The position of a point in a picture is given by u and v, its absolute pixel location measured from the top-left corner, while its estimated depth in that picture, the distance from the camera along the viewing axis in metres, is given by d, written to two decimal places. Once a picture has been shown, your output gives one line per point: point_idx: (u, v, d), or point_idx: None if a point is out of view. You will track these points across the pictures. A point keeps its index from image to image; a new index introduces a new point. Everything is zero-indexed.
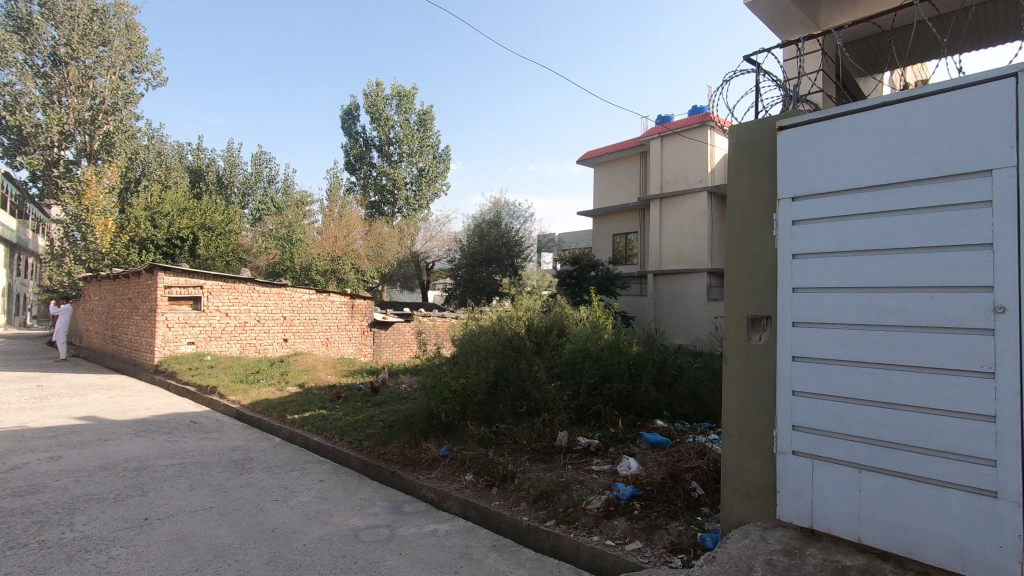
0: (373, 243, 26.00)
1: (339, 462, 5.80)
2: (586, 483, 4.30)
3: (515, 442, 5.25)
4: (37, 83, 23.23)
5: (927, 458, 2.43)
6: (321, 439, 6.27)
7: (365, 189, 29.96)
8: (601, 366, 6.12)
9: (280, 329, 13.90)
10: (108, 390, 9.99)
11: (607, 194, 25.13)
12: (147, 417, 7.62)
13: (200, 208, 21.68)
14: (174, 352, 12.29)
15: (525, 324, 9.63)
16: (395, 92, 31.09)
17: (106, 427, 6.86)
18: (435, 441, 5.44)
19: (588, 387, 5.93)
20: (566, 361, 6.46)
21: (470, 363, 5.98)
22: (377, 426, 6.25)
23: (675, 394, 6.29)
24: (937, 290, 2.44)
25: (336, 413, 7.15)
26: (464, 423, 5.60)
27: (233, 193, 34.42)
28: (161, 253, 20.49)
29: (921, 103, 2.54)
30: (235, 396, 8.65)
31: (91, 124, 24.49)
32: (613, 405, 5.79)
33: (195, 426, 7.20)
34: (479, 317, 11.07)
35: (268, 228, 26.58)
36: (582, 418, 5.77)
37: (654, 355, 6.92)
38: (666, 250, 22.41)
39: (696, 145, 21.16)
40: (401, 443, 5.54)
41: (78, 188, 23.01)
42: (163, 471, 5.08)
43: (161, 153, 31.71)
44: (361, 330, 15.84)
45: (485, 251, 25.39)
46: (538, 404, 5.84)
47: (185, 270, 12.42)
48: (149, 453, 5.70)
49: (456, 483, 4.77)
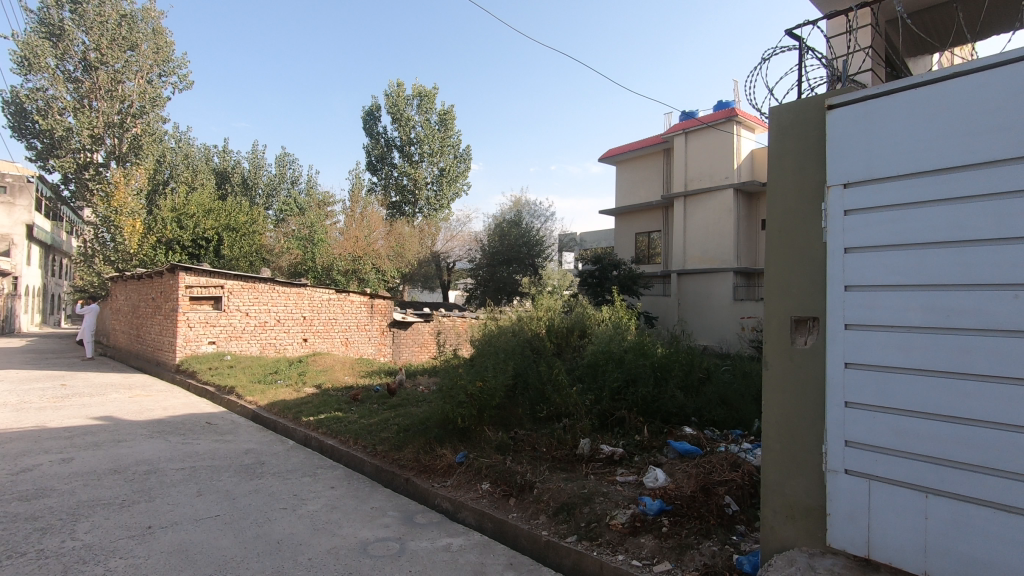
0: (393, 242, 26.06)
1: (352, 467, 5.62)
2: (610, 496, 4.01)
3: (534, 449, 5.00)
4: (68, 88, 23.80)
5: (1007, 483, 2.11)
6: (335, 443, 6.11)
7: (386, 189, 30.00)
8: (625, 369, 5.77)
9: (299, 329, 13.87)
10: (129, 389, 10.02)
11: (630, 192, 24.69)
12: (163, 418, 7.56)
13: (225, 209, 21.90)
14: (195, 352, 12.33)
15: (546, 325, 9.33)
16: (416, 92, 31.08)
17: (122, 428, 6.79)
18: (451, 447, 5.23)
19: (611, 392, 5.60)
20: (589, 364, 6.18)
21: (488, 364, 5.73)
22: (392, 430, 6.06)
23: (705, 400, 5.93)
24: (1022, 289, 2.11)
25: (351, 416, 7.00)
26: (481, 428, 5.37)
27: (258, 194, 34.87)
28: (186, 253, 20.76)
29: (997, 74, 2.21)
30: (253, 397, 8.56)
31: (120, 128, 24.95)
32: (638, 411, 5.46)
33: (210, 427, 7.10)
34: (498, 317, 10.84)
35: (291, 229, 26.82)
36: (605, 425, 5.47)
37: (681, 358, 6.58)
38: (690, 249, 21.91)
39: (721, 141, 20.63)
40: (416, 449, 5.35)
41: (108, 190, 23.52)
42: (173, 475, 4.96)
43: (188, 155, 32.31)
44: (381, 330, 15.77)
45: (506, 251, 25.15)
46: (558, 408, 5.58)
47: (206, 270, 12.45)
48: (161, 455, 5.59)
49: (472, 493, 4.53)
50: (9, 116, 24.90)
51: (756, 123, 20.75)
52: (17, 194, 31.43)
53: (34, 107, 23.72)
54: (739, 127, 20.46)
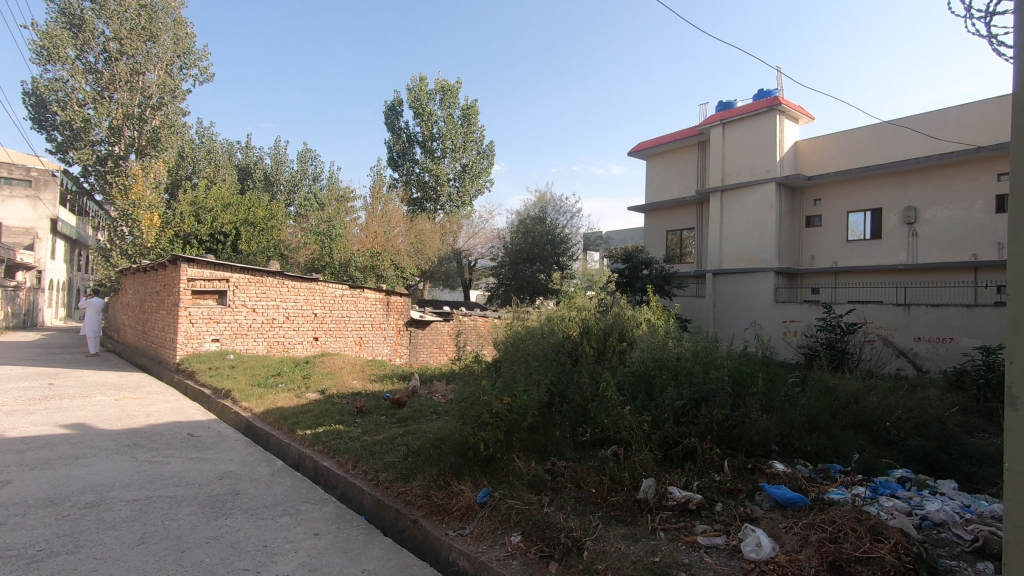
0: (414, 239, 25.22)
1: (350, 499, 4.59)
2: (695, 572, 2.83)
3: (578, 488, 3.85)
4: (88, 80, 23.39)
5: None
6: (331, 465, 5.08)
7: (408, 185, 29.21)
8: (692, 386, 4.54)
9: (309, 326, 12.90)
10: (118, 390, 9.14)
11: (662, 186, 23.36)
12: (141, 427, 6.57)
13: (244, 203, 21.15)
14: (197, 350, 11.48)
15: (579, 326, 8.08)
16: (439, 86, 30.13)
17: (88, 441, 5.81)
18: (471, 482, 4.08)
19: (674, 414, 4.36)
20: (639, 376, 5.05)
21: (519, 378, 4.60)
22: (399, 453, 5.00)
23: (792, 420, 4.69)
24: None
25: (354, 430, 5.95)
26: (509, 458, 4.23)
27: (279, 190, 34.38)
28: (204, 248, 20.11)
29: None
30: (248, 404, 7.56)
31: (140, 120, 24.42)
32: (711, 440, 4.19)
33: (190, 440, 6.07)
34: (524, 318, 9.60)
35: (310, 224, 26.06)
36: (668, 457, 4.20)
37: (755, 370, 5.34)
38: (727, 247, 20.43)
39: (763, 131, 19.23)
40: (427, 481, 4.23)
41: (125, 183, 23.05)
42: (120, 511, 3.91)
43: (211, 151, 31.93)
44: (397, 329, 14.63)
45: (529, 248, 23.89)
46: (607, 432, 4.40)
47: (209, 261, 11.60)
48: (116, 480, 4.55)
49: (498, 550, 3.38)
50: (29, 108, 24.59)
51: (800, 113, 19.28)
52: (42, 188, 31.23)
53: (54, 99, 23.41)
54: (783, 117, 19.02)
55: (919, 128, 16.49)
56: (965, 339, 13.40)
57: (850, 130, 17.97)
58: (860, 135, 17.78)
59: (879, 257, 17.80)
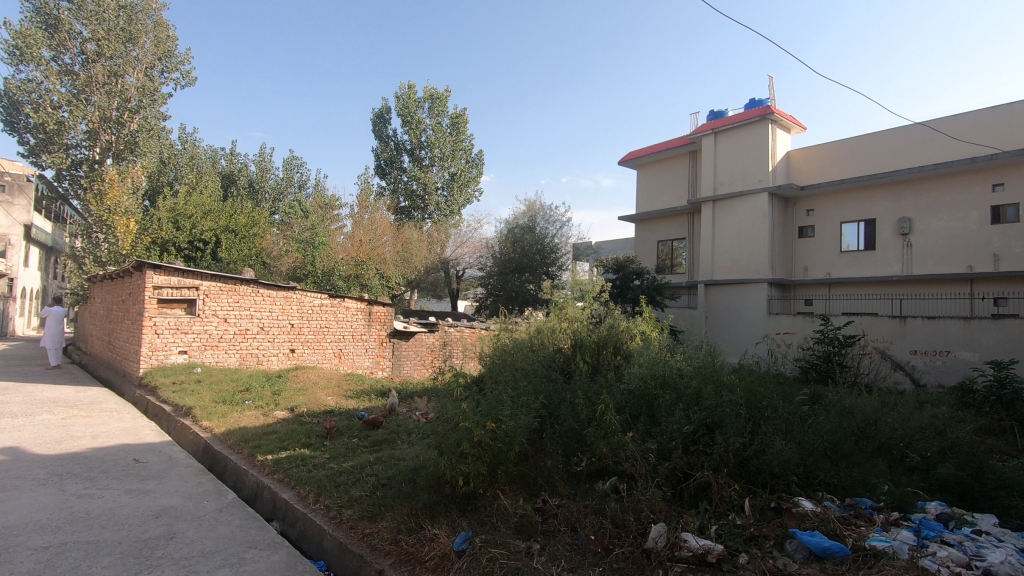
0: (400, 248, 24.55)
1: (310, 539, 3.97)
2: None
3: (575, 533, 3.27)
4: (63, 82, 22.57)
5: None
6: (291, 498, 4.45)
7: (395, 193, 28.66)
8: (703, 408, 3.96)
9: (285, 337, 12.20)
10: (69, 407, 8.36)
11: (652, 195, 22.99)
12: (82, 451, 5.85)
13: (225, 210, 20.40)
14: (163, 362, 10.75)
15: (571, 339, 7.51)
16: (427, 94, 29.70)
17: (14, 469, 5.09)
18: (447, 524, 3.48)
19: (683, 442, 3.77)
20: (637, 396, 4.50)
21: (505, 400, 4.00)
22: (367, 485, 4.37)
23: (814, 447, 4.14)
24: None
25: (320, 456, 5.30)
26: (493, 494, 3.62)
27: (264, 198, 33.60)
28: (182, 256, 19.32)
29: None
30: (208, 423, 6.87)
31: (117, 124, 23.46)
32: (727, 473, 3.61)
33: (134, 467, 5.38)
34: (512, 330, 9.03)
35: (294, 232, 25.26)
36: (678, 493, 3.61)
37: (768, 389, 4.80)
38: (720, 257, 20.01)
39: (755, 140, 18.94)
40: (396, 522, 3.61)
41: (100, 188, 22.13)
42: (21, 564, 3.23)
43: (194, 157, 31.11)
44: (379, 341, 13.96)
45: (519, 258, 23.33)
46: (607, 463, 3.80)
47: (178, 269, 10.91)
48: (30, 521, 3.87)
49: None
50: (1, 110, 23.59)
51: (792, 123, 19.06)
52: (15, 193, 30.07)
53: (27, 101, 22.51)
54: (775, 125, 18.74)
55: (912, 139, 16.30)
56: (963, 353, 13.02)
57: (843, 139, 17.75)
58: (854, 144, 17.54)
59: (874, 268, 17.45)
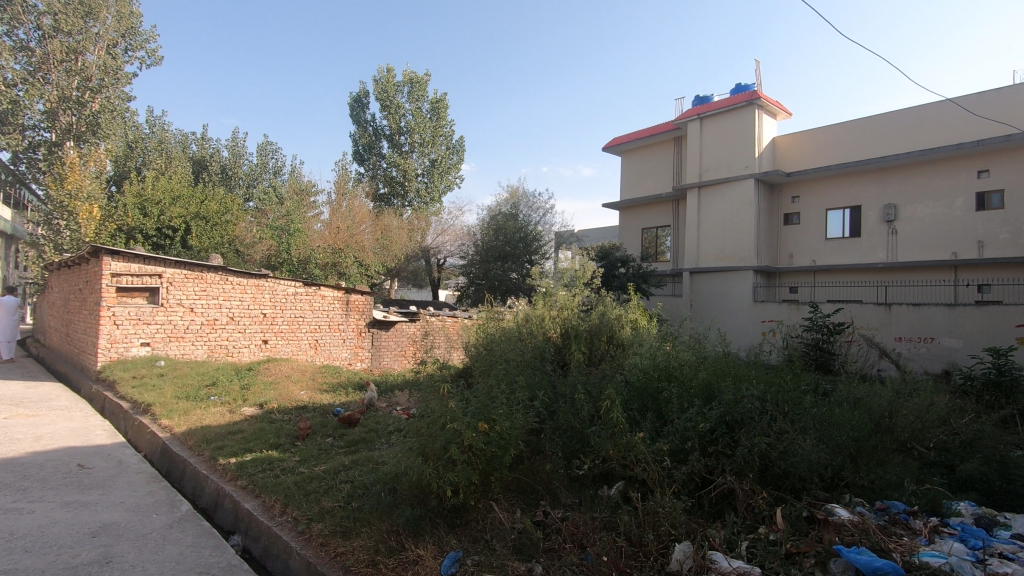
0: (379, 236, 23.79)
1: (274, 556, 3.46)
2: None
3: (583, 551, 2.82)
4: (17, 59, 21.14)
5: None
6: (254, 508, 3.92)
7: (374, 180, 27.87)
8: (721, 403, 3.52)
9: (257, 328, 11.53)
10: (14, 405, 7.64)
11: (637, 182, 22.63)
12: (20, 456, 5.22)
13: (195, 195, 19.41)
14: (124, 355, 10.04)
15: (562, 328, 7.04)
16: (407, 79, 28.84)
17: None
18: (433, 542, 3.00)
19: (701, 442, 3.33)
20: (642, 389, 4.05)
21: (498, 397, 3.51)
22: (341, 495, 3.86)
23: (839, 445, 3.74)
24: None
25: (289, 459, 4.76)
26: (486, 506, 3.16)
27: (237, 184, 32.42)
28: (149, 244, 18.35)
29: None
30: (168, 421, 6.27)
31: (78, 104, 22.13)
32: (752, 477, 3.19)
33: (79, 474, 4.78)
34: (498, 318, 8.53)
35: (268, 219, 24.28)
36: (696, 500, 3.19)
37: (783, 380, 4.39)
38: (705, 244, 19.74)
39: (741, 125, 18.64)
40: (374, 539, 3.12)
41: (59, 172, 20.84)
42: None
43: (162, 141, 29.79)
44: (358, 331, 13.31)
45: (502, 246, 22.77)
46: (615, 467, 3.35)
47: (138, 255, 10.18)
48: None
49: None
50: None
51: (778, 108, 18.79)
52: None
53: None
54: (761, 110, 18.44)
55: (899, 124, 16.11)
56: (948, 340, 12.92)
57: (830, 125, 17.51)
58: (841, 130, 17.32)
59: (860, 256, 17.32)
